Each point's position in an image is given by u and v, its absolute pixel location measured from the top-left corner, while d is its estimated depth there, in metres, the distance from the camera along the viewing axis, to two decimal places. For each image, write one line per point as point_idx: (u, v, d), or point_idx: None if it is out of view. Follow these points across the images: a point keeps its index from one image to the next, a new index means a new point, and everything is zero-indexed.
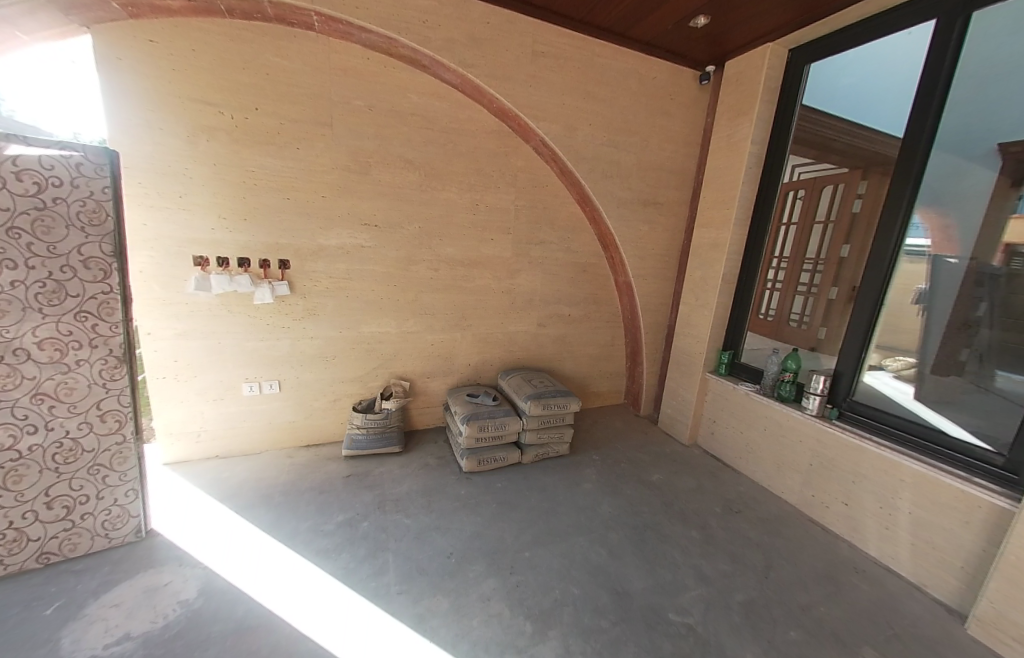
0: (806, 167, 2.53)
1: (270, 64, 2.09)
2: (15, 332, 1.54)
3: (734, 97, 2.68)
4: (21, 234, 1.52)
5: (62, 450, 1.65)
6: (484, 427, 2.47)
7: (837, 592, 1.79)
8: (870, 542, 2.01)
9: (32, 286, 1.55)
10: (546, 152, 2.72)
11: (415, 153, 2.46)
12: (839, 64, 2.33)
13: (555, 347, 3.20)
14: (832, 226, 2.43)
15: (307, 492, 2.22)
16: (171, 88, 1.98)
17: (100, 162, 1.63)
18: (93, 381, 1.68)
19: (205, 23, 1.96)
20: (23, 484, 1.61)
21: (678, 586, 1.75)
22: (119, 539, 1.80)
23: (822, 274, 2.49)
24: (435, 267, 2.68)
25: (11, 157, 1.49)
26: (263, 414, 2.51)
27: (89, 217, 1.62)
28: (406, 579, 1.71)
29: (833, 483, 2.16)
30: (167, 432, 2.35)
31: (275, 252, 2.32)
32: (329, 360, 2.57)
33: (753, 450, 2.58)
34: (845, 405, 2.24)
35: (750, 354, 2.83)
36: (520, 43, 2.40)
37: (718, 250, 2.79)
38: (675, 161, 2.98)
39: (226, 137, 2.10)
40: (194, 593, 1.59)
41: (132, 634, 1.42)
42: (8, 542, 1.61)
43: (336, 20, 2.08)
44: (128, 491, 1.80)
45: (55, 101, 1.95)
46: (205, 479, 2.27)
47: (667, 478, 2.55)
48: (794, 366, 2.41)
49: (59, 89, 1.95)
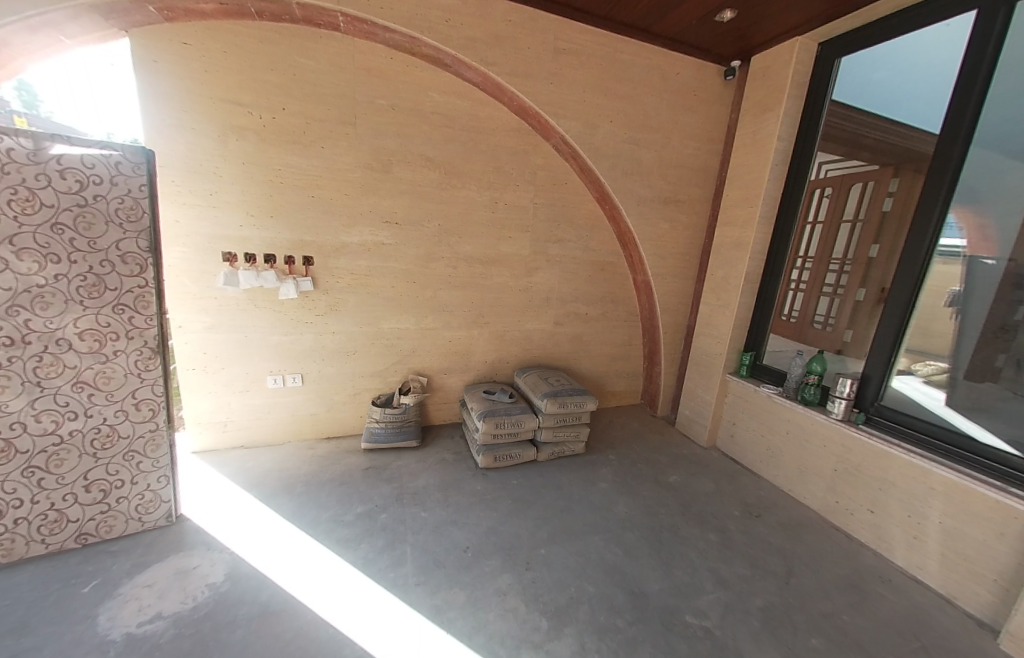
0: (833, 164, 2.46)
1: (297, 64, 2.13)
2: (58, 323, 1.62)
3: (760, 93, 2.62)
4: (64, 229, 1.59)
5: (99, 436, 1.74)
6: (500, 424, 2.49)
7: (861, 600, 1.75)
8: (896, 552, 1.95)
9: (74, 279, 1.63)
10: (566, 149, 2.71)
11: (436, 151, 2.48)
12: (871, 57, 2.25)
13: (571, 346, 3.20)
14: (861, 225, 2.36)
15: (328, 483, 2.28)
16: (202, 89, 2.04)
17: (138, 160, 1.69)
18: (128, 371, 1.76)
19: (236, 26, 2.02)
20: (64, 467, 1.69)
21: (696, 588, 1.73)
22: (151, 523, 1.88)
23: (850, 275, 2.42)
24: (453, 265, 2.70)
25: (56, 157, 1.56)
26: (285, 406, 2.58)
27: (128, 213, 1.69)
28: (423, 570, 1.73)
29: (858, 490, 2.10)
30: (196, 421, 2.44)
31: (300, 249, 2.37)
32: (349, 354, 2.62)
33: (774, 454, 2.53)
34: (872, 410, 2.18)
35: (772, 356, 2.77)
36: (542, 40, 2.39)
37: (740, 249, 2.74)
38: (698, 158, 2.93)
39: (254, 137, 2.16)
40: (221, 577, 1.65)
41: (163, 613, 1.48)
42: (49, 522, 1.70)
43: (361, 21, 2.11)
44: (160, 477, 1.87)
45: (98, 104, 2.04)
46: (231, 468, 2.35)
47: (684, 480, 2.52)
48: (819, 368, 2.36)
49: (103, 93, 2.05)
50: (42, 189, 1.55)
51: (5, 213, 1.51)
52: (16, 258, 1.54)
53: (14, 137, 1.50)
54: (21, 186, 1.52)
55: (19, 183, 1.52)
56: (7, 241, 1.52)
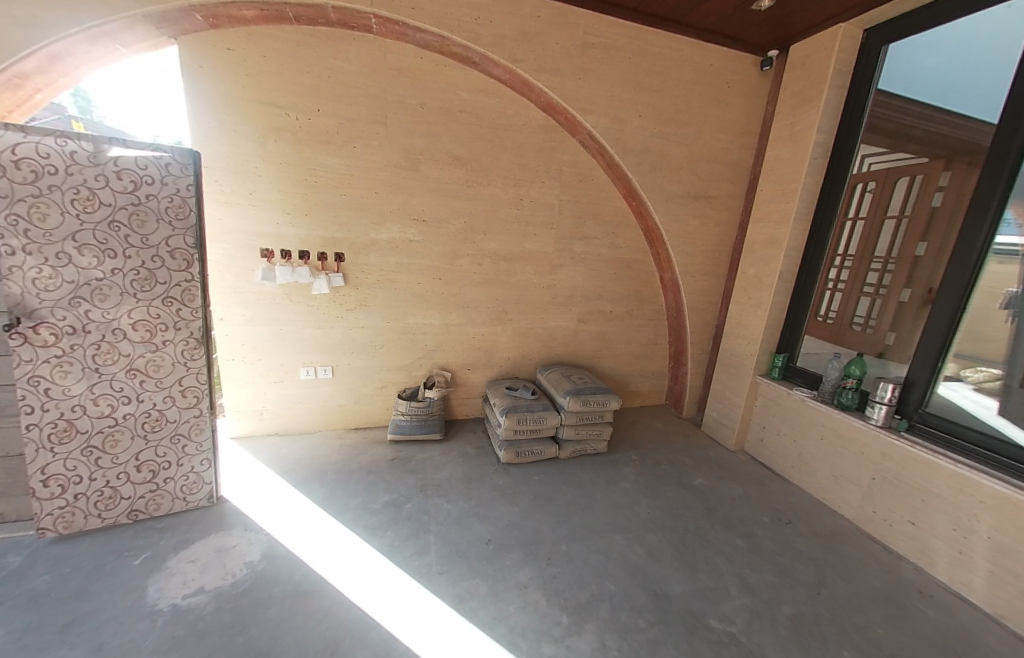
0: (878, 157, 2.34)
1: (332, 66, 2.20)
2: (115, 314, 1.75)
3: (799, 83, 2.51)
4: (121, 227, 1.71)
5: (149, 419, 1.86)
6: (523, 419, 2.51)
7: (899, 615, 1.67)
8: (939, 567, 1.85)
9: (128, 273, 1.75)
10: (593, 145, 2.69)
11: (463, 149, 2.51)
12: (921, 44, 2.11)
13: (595, 344, 3.17)
14: (907, 221, 2.23)
15: (356, 471, 2.36)
16: (243, 93, 2.14)
17: (185, 161, 1.79)
18: (175, 360, 1.88)
19: (275, 31, 2.10)
20: (119, 448, 1.83)
21: (721, 593, 1.70)
22: (194, 503, 2.00)
23: (894, 275, 2.29)
24: (478, 261, 2.73)
25: (113, 158, 1.67)
26: (317, 397, 2.68)
27: (176, 211, 1.79)
28: (446, 560, 1.78)
29: (898, 500, 2.00)
30: (235, 409, 2.57)
31: (332, 246, 2.45)
32: (377, 348, 2.70)
33: (807, 460, 2.44)
34: (915, 417, 2.05)
35: (808, 358, 2.66)
36: (571, 35, 2.37)
37: (774, 247, 2.64)
38: (730, 152, 2.85)
39: (291, 137, 2.25)
40: (257, 556, 1.74)
41: (205, 587, 1.58)
42: (105, 498, 1.84)
43: (393, 22, 2.14)
44: (202, 460, 1.99)
45: (163, 113, 2.19)
46: (266, 454, 2.46)
47: (710, 483, 2.47)
48: (858, 372, 2.26)
49: (165, 100, 2.18)
50: (101, 189, 1.66)
51: (69, 211, 1.63)
52: (78, 253, 1.67)
53: (77, 140, 1.62)
54: (83, 186, 1.64)
55: (82, 184, 1.64)
56: (70, 238, 1.65)
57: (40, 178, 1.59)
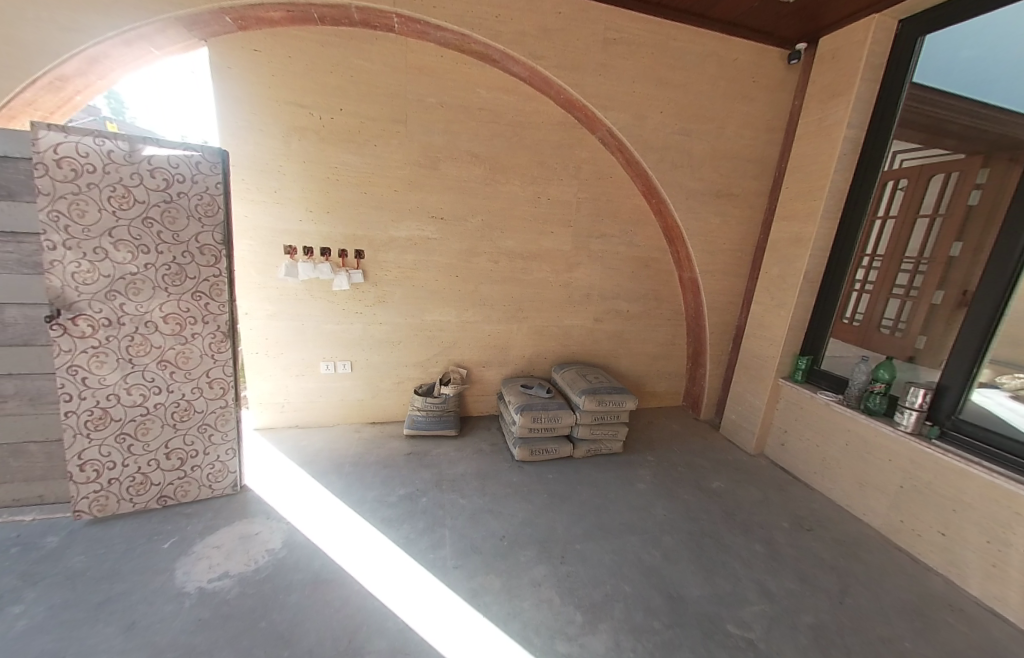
0: (910, 153, 2.25)
1: (355, 66, 2.24)
2: (148, 307, 1.82)
3: (829, 77, 2.42)
4: (154, 223, 1.78)
5: (178, 408, 1.94)
6: (538, 418, 2.51)
7: (927, 628, 1.61)
8: (970, 580, 1.78)
9: (161, 268, 1.82)
10: (612, 142, 2.66)
11: (482, 147, 2.51)
12: (958, 36, 2.01)
13: (611, 343, 3.15)
14: (941, 220, 2.17)
15: (373, 464, 2.40)
16: (269, 93, 2.19)
17: (214, 160, 1.84)
18: (203, 352, 1.94)
19: (301, 32, 2.14)
20: (150, 435, 1.91)
21: (739, 598, 1.67)
22: (220, 491, 2.07)
23: (925, 276, 2.22)
24: (495, 259, 2.74)
25: (147, 158, 1.73)
26: (336, 391, 2.74)
27: (206, 209, 1.85)
28: (461, 555, 1.80)
29: (928, 510, 1.92)
30: (259, 401, 2.64)
31: (352, 243, 2.50)
32: (394, 344, 2.74)
33: (830, 465, 2.37)
34: (948, 425, 1.96)
35: (832, 361, 2.57)
36: (593, 31, 2.35)
37: (800, 246, 2.56)
38: (754, 149, 2.78)
39: (315, 136, 2.29)
40: (279, 543, 1.79)
41: (230, 572, 1.63)
42: (137, 483, 1.92)
43: (414, 21, 2.15)
44: (227, 450, 2.05)
45: (195, 112, 2.25)
46: (287, 445, 2.53)
47: (728, 487, 2.42)
48: (887, 376, 2.15)
49: (195, 100, 2.23)
50: (136, 187, 1.73)
51: (106, 208, 1.71)
52: (114, 248, 1.74)
53: (113, 140, 1.68)
54: (119, 184, 1.71)
55: (118, 182, 1.70)
56: (107, 234, 1.72)
57: (79, 176, 1.66)
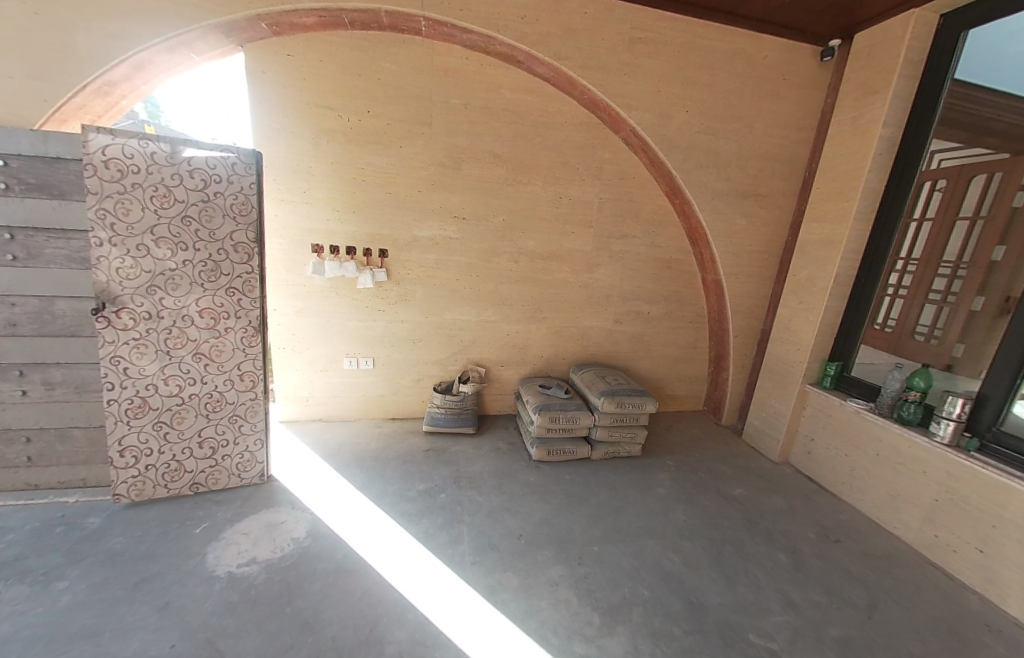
0: (950, 153, 2.15)
1: (383, 69, 2.29)
2: (185, 302, 1.91)
3: (865, 74, 2.34)
4: (192, 222, 1.86)
5: (211, 399, 2.02)
6: (556, 418, 2.51)
7: (964, 649, 1.54)
8: (1011, 600, 1.69)
9: (198, 264, 1.90)
10: (636, 142, 2.64)
11: (505, 147, 2.53)
12: (1005, 30, 1.92)
13: (630, 345, 3.12)
14: (983, 222, 2.05)
15: (393, 459, 2.45)
16: (301, 96, 2.26)
17: (249, 161, 1.91)
18: (235, 346, 2.02)
19: (332, 37, 2.21)
20: (185, 424, 2.00)
21: (761, 608, 1.63)
22: (248, 480, 2.14)
23: (963, 282, 2.12)
24: (515, 259, 2.75)
25: (187, 158, 1.81)
26: (357, 386, 2.80)
27: (240, 208, 1.93)
28: (479, 551, 1.81)
29: (964, 525, 1.84)
30: (285, 394, 2.73)
31: (376, 243, 2.55)
32: (415, 342, 2.78)
33: (860, 475, 2.29)
34: (988, 436, 1.88)
35: (864, 369, 2.49)
36: (619, 30, 2.33)
37: (830, 248, 2.48)
38: (783, 149, 2.71)
39: (343, 138, 2.36)
40: (303, 533, 1.85)
41: (257, 558, 1.69)
42: (172, 470, 2.01)
43: (442, 24, 2.19)
44: (256, 440, 2.13)
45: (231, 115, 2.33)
46: (311, 438, 2.61)
47: (751, 494, 2.37)
48: (923, 384, 2.07)
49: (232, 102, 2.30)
50: (176, 187, 1.81)
51: (148, 207, 1.79)
52: (155, 245, 1.83)
53: (156, 142, 1.77)
54: (161, 184, 1.79)
55: (160, 182, 1.79)
56: (149, 232, 1.81)
57: (125, 176, 1.75)
